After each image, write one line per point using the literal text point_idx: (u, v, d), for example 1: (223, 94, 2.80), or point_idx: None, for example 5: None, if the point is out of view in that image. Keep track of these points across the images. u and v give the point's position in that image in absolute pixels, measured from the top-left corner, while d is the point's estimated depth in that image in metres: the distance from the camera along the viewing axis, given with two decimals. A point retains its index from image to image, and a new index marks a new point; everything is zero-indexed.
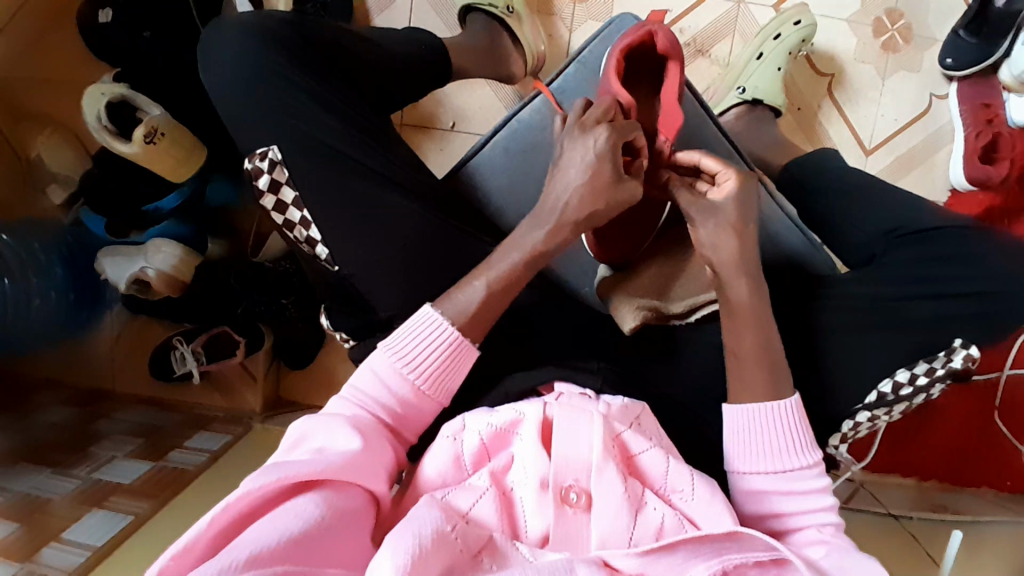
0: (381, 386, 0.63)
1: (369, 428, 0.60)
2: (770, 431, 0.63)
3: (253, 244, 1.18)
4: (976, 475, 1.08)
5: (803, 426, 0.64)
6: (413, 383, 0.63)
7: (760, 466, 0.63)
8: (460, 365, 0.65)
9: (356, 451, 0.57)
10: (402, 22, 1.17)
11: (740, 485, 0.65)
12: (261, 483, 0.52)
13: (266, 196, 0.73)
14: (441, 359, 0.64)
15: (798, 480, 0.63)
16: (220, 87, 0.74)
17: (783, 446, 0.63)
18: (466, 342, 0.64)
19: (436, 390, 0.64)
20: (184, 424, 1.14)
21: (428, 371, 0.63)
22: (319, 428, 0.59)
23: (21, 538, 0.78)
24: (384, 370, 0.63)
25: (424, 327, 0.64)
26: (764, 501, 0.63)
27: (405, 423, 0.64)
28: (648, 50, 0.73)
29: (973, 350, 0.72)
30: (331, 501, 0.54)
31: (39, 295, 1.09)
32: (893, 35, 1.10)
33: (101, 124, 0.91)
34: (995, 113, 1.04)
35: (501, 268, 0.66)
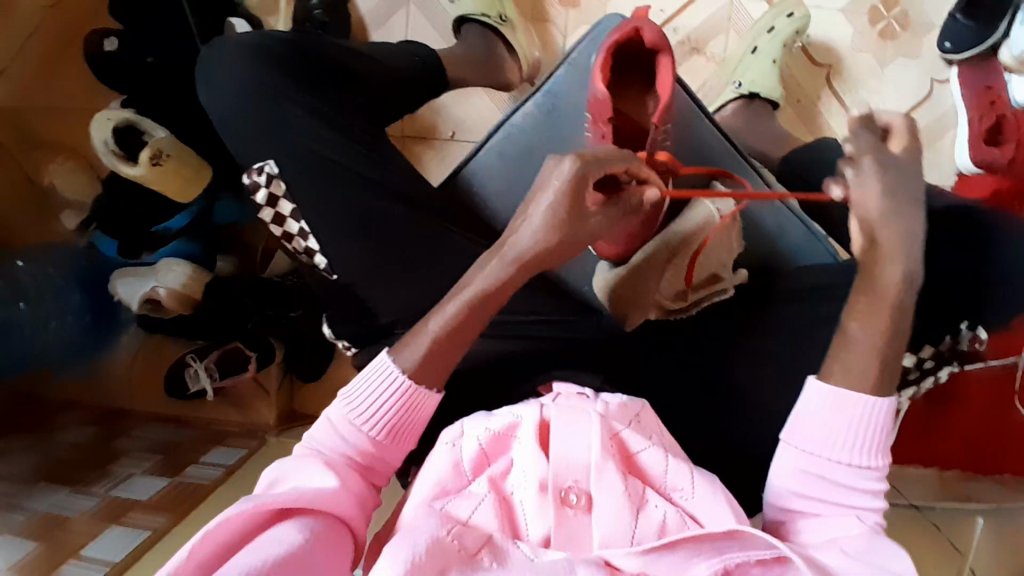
0: (336, 438, 0.62)
1: (343, 469, 0.60)
2: (849, 423, 0.57)
3: (261, 261, 1.21)
4: (1001, 463, 1.04)
5: (882, 428, 0.57)
6: (370, 434, 0.61)
7: (815, 449, 0.58)
8: (421, 408, 0.62)
9: (334, 488, 0.57)
10: (399, 36, 1.19)
11: (781, 459, 0.60)
12: (242, 510, 0.53)
13: (265, 210, 0.75)
14: (397, 407, 0.62)
15: (851, 474, 0.57)
16: (217, 105, 0.76)
17: (854, 439, 0.57)
18: (423, 389, 0.62)
19: (398, 433, 0.62)
20: (200, 439, 1.16)
21: (385, 421, 0.61)
22: (289, 471, 0.59)
23: (40, 556, 0.80)
24: (340, 422, 0.62)
25: (379, 374, 0.62)
26: (793, 479, 0.59)
27: (371, 470, 0.62)
28: (638, 49, 0.73)
29: (980, 333, 0.78)
30: (311, 527, 0.54)
31: (56, 318, 1.12)
32: (890, 23, 1.09)
33: (108, 148, 0.94)
34: (998, 95, 1.01)
35: (445, 316, 0.63)
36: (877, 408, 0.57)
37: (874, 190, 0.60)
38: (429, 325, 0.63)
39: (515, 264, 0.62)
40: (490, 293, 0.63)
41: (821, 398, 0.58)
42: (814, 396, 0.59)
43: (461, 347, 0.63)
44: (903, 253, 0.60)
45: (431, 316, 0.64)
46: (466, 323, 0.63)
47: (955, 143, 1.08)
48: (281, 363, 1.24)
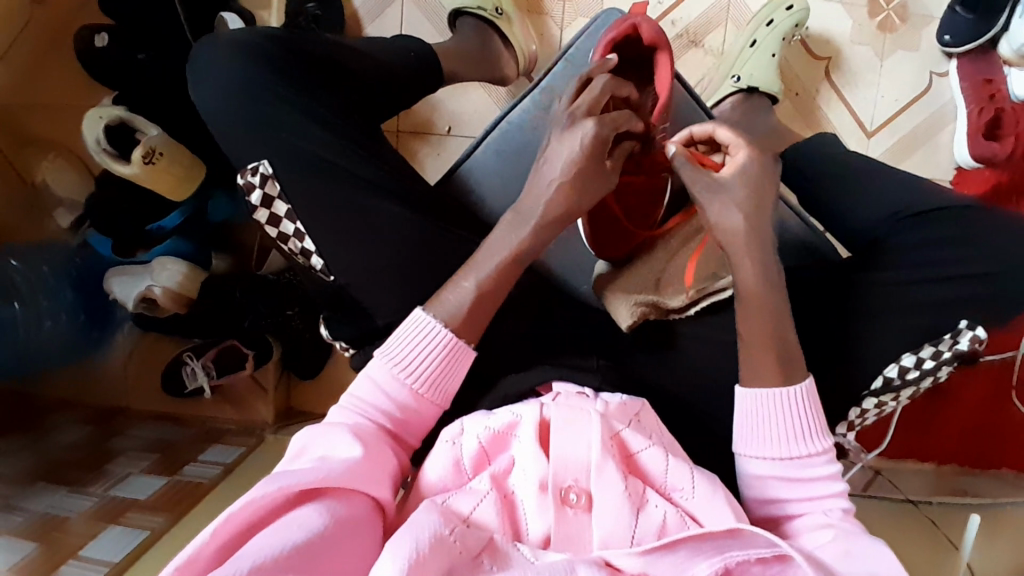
0: (379, 392, 0.64)
1: (370, 436, 0.61)
2: (778, 421, 0.61)
3: (256, 259, 1.21)
4: (997, 457, 1.05)
5: (814, 412, 0.61)
6: (411, 387, 0.64)
7: (764, 454, 0.61)
8: (456, 367, 0.65)
9: (358, 459, 0.58)
10: (393, 30, 1.17)
11: (744, 471, 0.63)
12: (265, 492, 0.53)
13: (260, 210, 0.74)
14: (436, 363, 0.64)
15: (805, 466, 0.61)
16: (208, 104, 0.75)
17: (792, 433, 0.61)
18: (462, 343, 0.65)
19: (433, 391, 0.64)
20: (198, 438, 1.16)
21: (426, 375, 0.64)
22: (318, 438, 0.60)
23: (39, 557, 0.80)
24: (383, 378, 0.64)
25: (417, 331, 0.64)
26: (759, 487, 0.62)
27: (401, 430, 0.64)
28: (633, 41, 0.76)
29: (980, 331, 0.72)
30: (333, 511, 0.54)
31: (50, 316, 1.13)
32: (889, 15, 1.08)
33: (101, 147, 0.93)
34: (997, 89, 1.02)
35: (447, 305, 0.65)
36: (798, 395, 0.61)
37: (718, 202, 0.65)
38: (431, 314, 0.65)
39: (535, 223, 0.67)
40: (506, 266, 0.66)
41: (747, 406, 0.62)
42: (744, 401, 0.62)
43: (482, 316, 0.66)
44: (758, 247, 0.64)
45: (431, 304, 0.66)
46: (492, 289, 0.66)
47: (954, 137, 1.07)
48: (278, 360, 1.23)
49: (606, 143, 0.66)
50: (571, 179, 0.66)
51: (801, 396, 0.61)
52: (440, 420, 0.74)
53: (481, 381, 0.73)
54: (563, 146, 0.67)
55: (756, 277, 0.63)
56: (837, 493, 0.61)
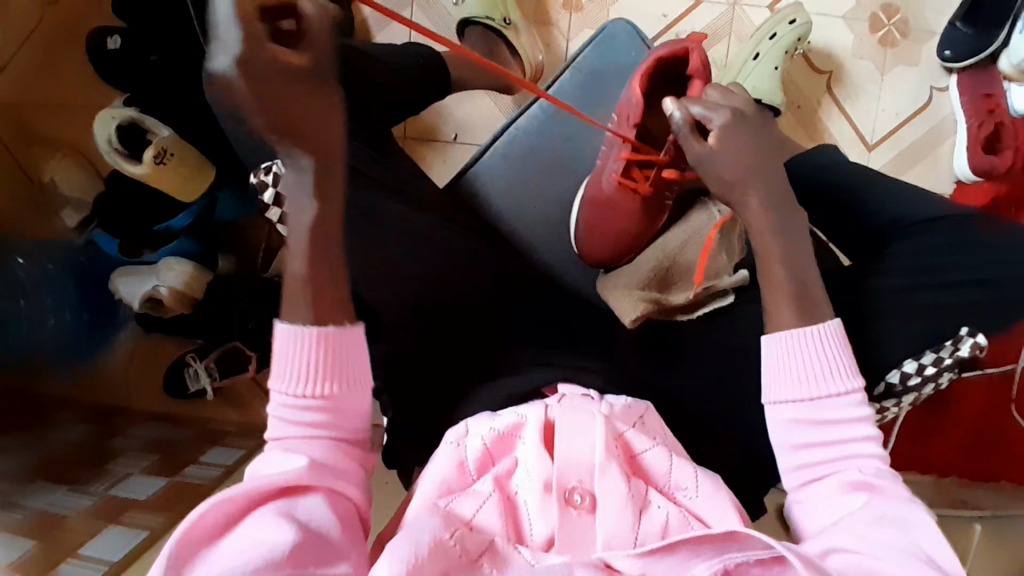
0: (282, 417, 0.62)
1: (308, 447, 0.60)
2: (806, 360, 0.63)
3: (263, 262, 1.14)
4: (996, 469, 1.06)
5: (844, 353, 0.64)
6: (311, 395, 0.61)
7: (794, 395, 0.63)
8: (345, 347, 0.62)
9: (299, 464, 0.58)
10: (402, 38, 1.19)
11: (773, 416, 0.64)
12: (211, 505, 0.53)
13: (271, 209, 0.74)
14: (314, 355, 0.61)
15: (838, 409, 0.62)
16: (222, 105, 0.76)
17: (823, 373, 0.63)
18: (329, 329, 0.62)
19: (336, 378, 0.61)
20: (198, 439, 1.16)
21: (312, 375, 0.61)
22: (258, 471, 0.60)
23: (37, 554, 0.79)
24: (279, 402, 0.62)
25: (282, 340, 0.62)
26: (790, 432, 0.63)
27: (343, 430, 0.62)
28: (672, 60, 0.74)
29: (980, 337, 0.73)
30: (292, 510, 0.55)
31: (52, 315, 1.16)
32: (890, 30, 1.10)
33: (112, 146, 0.95)
34: (997, 103, 1.03)
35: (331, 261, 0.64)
36: (827, 333, 0.64)
37: (716, 159, 0.68)
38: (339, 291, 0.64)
39: None
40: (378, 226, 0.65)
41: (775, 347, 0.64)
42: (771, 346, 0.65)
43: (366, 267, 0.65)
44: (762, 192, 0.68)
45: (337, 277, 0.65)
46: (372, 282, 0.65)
47: (954, 150, 1.09)
48: None
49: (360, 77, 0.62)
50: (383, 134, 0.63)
51: (831, 335, 0.64)
52: (445, 420, 0.74)
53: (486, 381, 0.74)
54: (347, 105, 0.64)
55: (764, 217, 0.68)
56: (867, 437, 0.62)
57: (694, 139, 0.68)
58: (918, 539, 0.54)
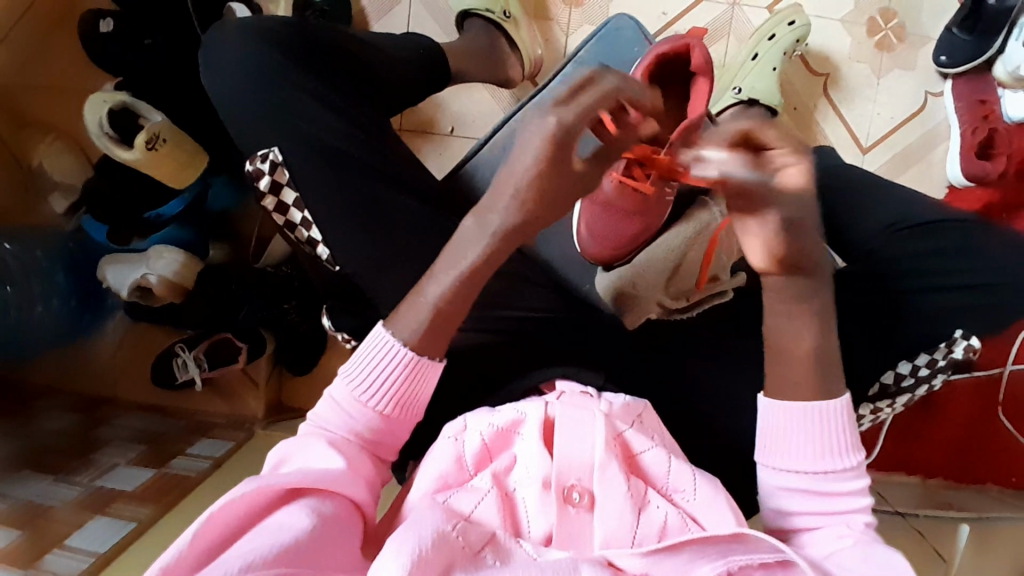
0: (342, 414, 0.61)
1: (349, 450, 0.60)
2: (815, 434, 0.58)
3: (254, 250, 1.19)
4: (980, 472, 1.07)
5: (847, 427, 0.59)
6: (376, 409, 0.61)
7: (794, 466, 0.59)
8: (424, 381, 0.62)
9: (340, 467, 0.57)
10: (400, 29, 1.18)
11: (767, 480, 0.61)
12: (245, 491, 0.52)
13: (268, 197, 0.73)
14: (399, 380, 0.61)
15: (837, 482, 0.58)
16: (219, 92, 0.75)
17: (824, 445, 0.58)
18: (425, 359, 0.61)
19: (399, 410, 0.61)
20: (186, 430, 1.14)
21: (388, 395, 0.61)
22: (297, 451, 0.59)
23: (22, 545, 0.78)
24: (345, 400, 0.61)
25: (378, 348, 0.61)
26: (782, 497, 0.60)
27: (378, 447, 0.62)
28: (681, 64, 0.75)
29: (974, 340, 0.75)
30: (318, 508, 0.54)
31: (41, 302, 1.10)
32: (887, 34, 1.11)
33: (103, 130, 0.92)
34: (991, 109, 1.04)
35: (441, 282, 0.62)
36: (836, 411, 0.59)
37: (763, 233, 0.58)
38: (428, 293, 0.62)
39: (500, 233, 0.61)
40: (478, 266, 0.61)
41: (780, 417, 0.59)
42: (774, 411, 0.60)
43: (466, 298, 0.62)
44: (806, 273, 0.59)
45: (427, 282, 0.62)
46: (452, 307, 0.62)
47: (947, 156, 1.10)
48: (270, 355, 1.22)
49: (575, 133, 0.60)
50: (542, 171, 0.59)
51: (837, 412, 0.59)
52: (440, 416, 0.74)
53: (482, 376, 0.73)
54: (528, 140, 0.60)
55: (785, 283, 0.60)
56: (863, 508, 0.59)
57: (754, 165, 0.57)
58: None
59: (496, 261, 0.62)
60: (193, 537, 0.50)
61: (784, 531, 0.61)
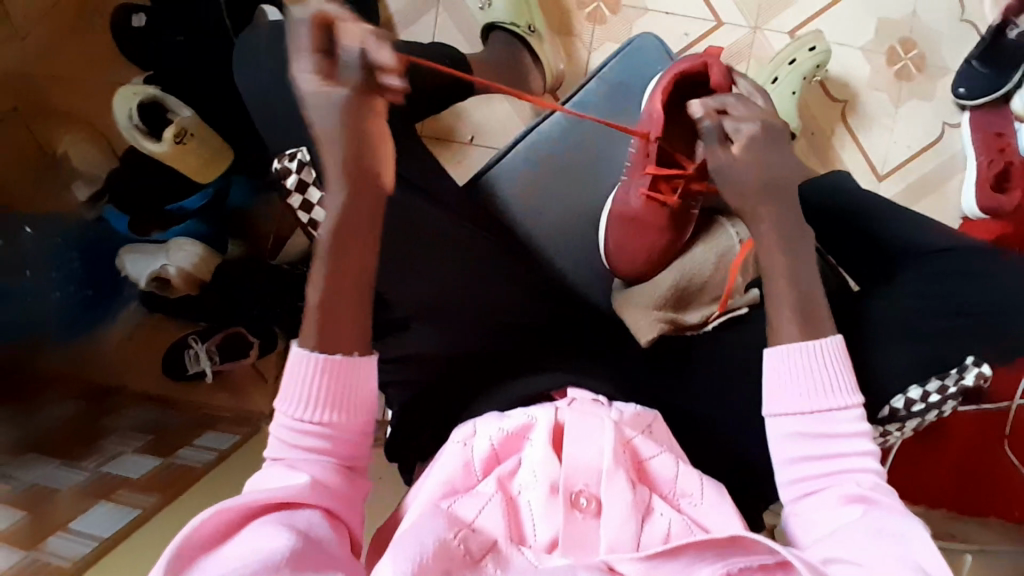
0: (282, 430, 0.63)
1: (307, 463, 0.62)
2: (804, 373, 0.63)
3: (271, 247, 1.18)
4: (985, 505, 1.06)
5: (843, 368, 0.63)
6: (310, 414, 0.63)
7: (793, 409, 0.63)
8: (348, 379, 0.64)
9: (307, 482, 0.60)
10: (426, 38, 1.20)
11: (772, 430, 0.64)
12: (222, 509, 0.54)
13: (293, 195, 0.75)
14: (322, 385, 0.63)
15: (835, 423, 0.62)
16: (251, 90, 0.77)
17: (822, 385, 0.62)
18: (340, 356, 0.64)
19: (336, 410, 0.63)
20: (193, 423, 1.15)
21: (318, 400, 0.63)
22: (262, 480, 0.61)
23: (26, 526, 0.79)
24: (287, 416, 0.63)
25: (299, 363, 0.64)
26: (785, 446, 0.63)
27: (341, 458, 0.63)
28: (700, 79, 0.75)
29: (985, 367, 0.73)
30: (296, 526, 0.56)
31: (58, 288, 1.15)
32: (906, 64, 1.12)
33: (132, 123, 0.95)
34: (1007, 142, 1.05)
35: (325, 280, 0.66)
36: (829, 349, 0.63)
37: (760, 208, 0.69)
38: (320, 295, 0.66)
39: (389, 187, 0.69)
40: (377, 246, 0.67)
41: (777, 362, 0.64)
42: (774, 359, 0.64)
43: (362, 291, 0.67)
44: (772, 210, 0.68)
45: (321, 286, 0.67)
46: (337, 302, 0.66)
47: (962, 186, 1.11)
48: (281, 352, 1.23)
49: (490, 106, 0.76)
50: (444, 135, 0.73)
51: (833, 350, 0.64)
52: (450, 419, 0.74)
53: (491, 378, 0.74)
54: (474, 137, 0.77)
55: (782, 259, 0.68)
56: (866, 453, 0.61)
57: (720, 146, 0.70)
58: (918, 556, 0.52)
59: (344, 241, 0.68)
60: (175, 554, 0.51)
61: (790, 486, 0.63)
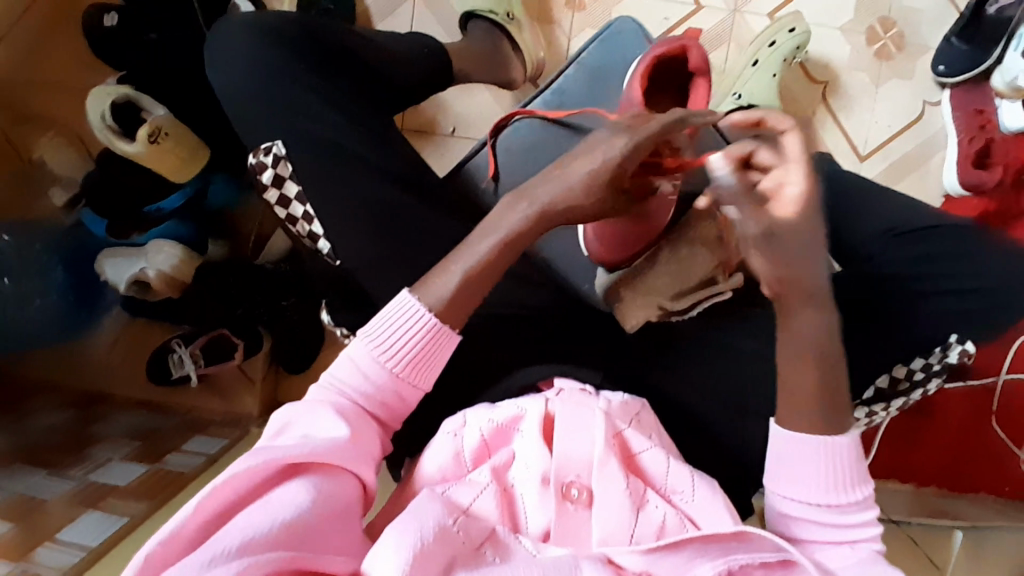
0: (358, 374, 0.60)
1: (353, 417, 0.59)
2: (808, 461, 0.59)
3: (252, 248, 1.18)
4: (974, 481, 1.07)
5: (852, 460, 0.59)
6: (391, 370, 0.60)
7: (799, 494, 0.59)
8: (441, 350, 0.62)
9: (347, 437, 0.57)
10: (403, 29, 1.19)
11: (775, 508, 0.61)
12: (248, 466, 0.52)
13: (269, 191, 0.73)
14: (418, 346, 0.61)
15: (842, 511, 0.58)
16: (223, 86, 0.75)
17: (836, 479, 0.58)
18: (448, 328, 0.62)
19: (412, 376, 0.61)
20: (181, 427, 1.14)
21: (406, 358, 0.61)
22: (305, 415, 0.58)
23: (15, 537, 0.77)
24: (364, 361, 0.60)
25: (400, 312, 0.61)
26: (789, 525, 0.60)
27: (385, 413, 0.62)
28: (677, 65, 0.75)
29: (967, 345, 0.76)
30: (322, 485, 0.53)
31: (40, 295, 1.11)
32: (886, 43, 1.12)
33: (105, 123, 0.93)
34: (988, 119, 1.05)
35: (477, 252, 0.64)
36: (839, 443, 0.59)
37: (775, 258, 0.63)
38: (456, 262, 0.63)
39: (536, 210, 0.64)
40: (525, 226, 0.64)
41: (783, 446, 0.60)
42: (780, 438, 0.60)
43: (489, 279, 0.64)
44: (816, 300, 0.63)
45: (459, 252, 0.64)
46: (480, 277, 0.63)
47: (944, 164, 1.10)
48: (267, 352, 1.22)
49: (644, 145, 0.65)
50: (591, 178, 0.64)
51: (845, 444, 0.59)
52: (438, 414, 0.74)
53: (477, 371, 0.73)
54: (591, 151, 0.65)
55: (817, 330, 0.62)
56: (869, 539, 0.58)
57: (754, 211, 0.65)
58: None
59: (512, 247, 0.64)
60: (199, 506, 0.49)
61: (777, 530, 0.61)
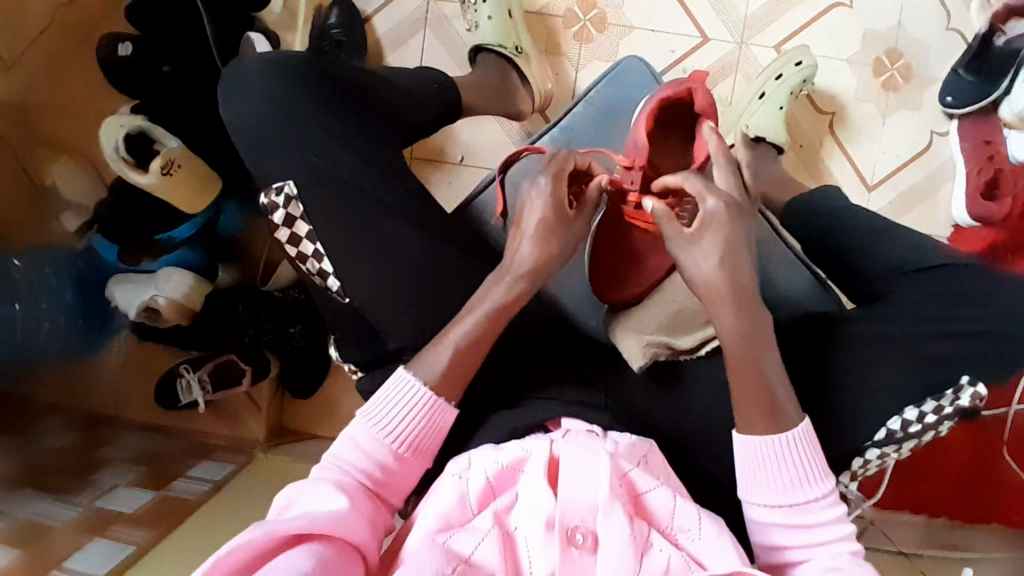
0: (360, 453, 0.64)
1: (354, 492, 0.61)
2: (772, 466, 0.62)
3: (262, 274, 1.19)
4: (986, 513, 1.06)
5: (813, 458, 0.62)
6: (392, 447, 0.64)
7: (771, 500, 0.62)
8: (439, 424, 0.66)
9: (345, 509, 0.58)
10: (413, 60, 1.20)
11: (750, 515, 0.64)
12: (250, 537, 0.52)
13: (280, 229, 0.74)
14: (418, 423, 0.65)
15: (810, 512, 0.62)
16: (235, 125, 0.76)
17: (794, 476, 0.62)
18: (443, 401, 0.65)
19: (415, 452, 0.65)
20: (187, 452, 1.14)
21: (407, 435, 0.64)
22: (305, 495, 0.60)
23: (20, 563, 0.77)
24: (365, 440, 0.64)
25: (399, 391, 0.65)
26: (767, 532, 0.63)
27: (387, 488, 0.64)
28: (685, 108, 0.76)
29: (980, 388, 0.72)
30: (323, 553, 0.54)
31: (49, 319, 1.11)
32: (893, 75, 1.12)
33: (118, 154, 0.93)
34: (996, 150, 1.06)
35: (467, 326, 0.66)
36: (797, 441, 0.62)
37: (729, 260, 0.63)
38: (451, 335, 0.66)
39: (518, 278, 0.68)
40: (510, 298, 0.67)
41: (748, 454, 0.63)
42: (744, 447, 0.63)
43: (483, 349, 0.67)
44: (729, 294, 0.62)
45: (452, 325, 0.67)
46: (475, 343, 0.66)
47: (953, 194, 1.11)
48: (275, 377, 1.22)
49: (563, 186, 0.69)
50: (545, 225, 0.68)
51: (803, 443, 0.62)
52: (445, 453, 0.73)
53: (485, 409, 0.73)
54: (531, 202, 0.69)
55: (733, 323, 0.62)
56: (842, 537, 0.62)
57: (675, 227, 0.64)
58: None
59: (506, 316, 0.67)
60: None
61: (767, 553, 0.64)
